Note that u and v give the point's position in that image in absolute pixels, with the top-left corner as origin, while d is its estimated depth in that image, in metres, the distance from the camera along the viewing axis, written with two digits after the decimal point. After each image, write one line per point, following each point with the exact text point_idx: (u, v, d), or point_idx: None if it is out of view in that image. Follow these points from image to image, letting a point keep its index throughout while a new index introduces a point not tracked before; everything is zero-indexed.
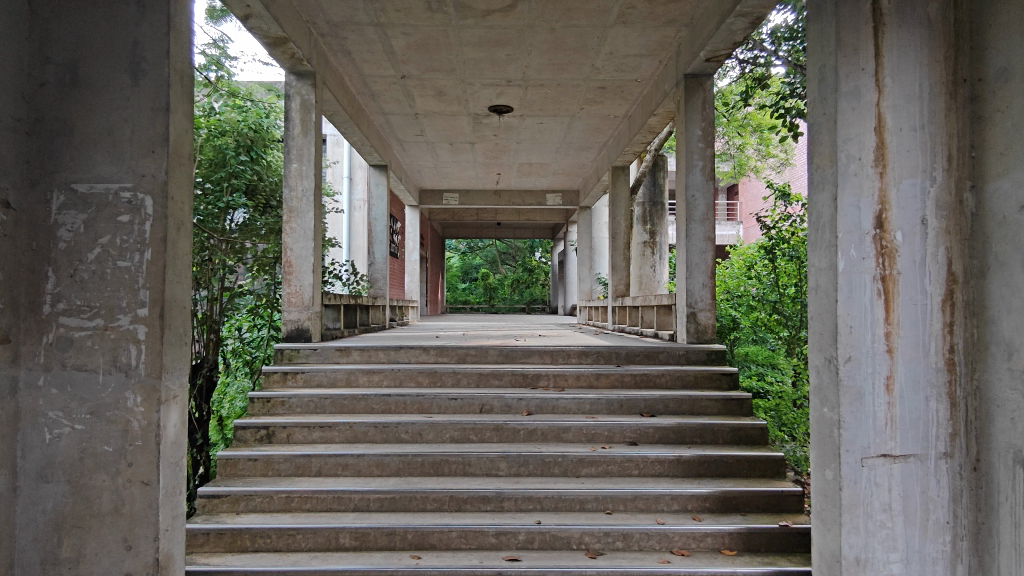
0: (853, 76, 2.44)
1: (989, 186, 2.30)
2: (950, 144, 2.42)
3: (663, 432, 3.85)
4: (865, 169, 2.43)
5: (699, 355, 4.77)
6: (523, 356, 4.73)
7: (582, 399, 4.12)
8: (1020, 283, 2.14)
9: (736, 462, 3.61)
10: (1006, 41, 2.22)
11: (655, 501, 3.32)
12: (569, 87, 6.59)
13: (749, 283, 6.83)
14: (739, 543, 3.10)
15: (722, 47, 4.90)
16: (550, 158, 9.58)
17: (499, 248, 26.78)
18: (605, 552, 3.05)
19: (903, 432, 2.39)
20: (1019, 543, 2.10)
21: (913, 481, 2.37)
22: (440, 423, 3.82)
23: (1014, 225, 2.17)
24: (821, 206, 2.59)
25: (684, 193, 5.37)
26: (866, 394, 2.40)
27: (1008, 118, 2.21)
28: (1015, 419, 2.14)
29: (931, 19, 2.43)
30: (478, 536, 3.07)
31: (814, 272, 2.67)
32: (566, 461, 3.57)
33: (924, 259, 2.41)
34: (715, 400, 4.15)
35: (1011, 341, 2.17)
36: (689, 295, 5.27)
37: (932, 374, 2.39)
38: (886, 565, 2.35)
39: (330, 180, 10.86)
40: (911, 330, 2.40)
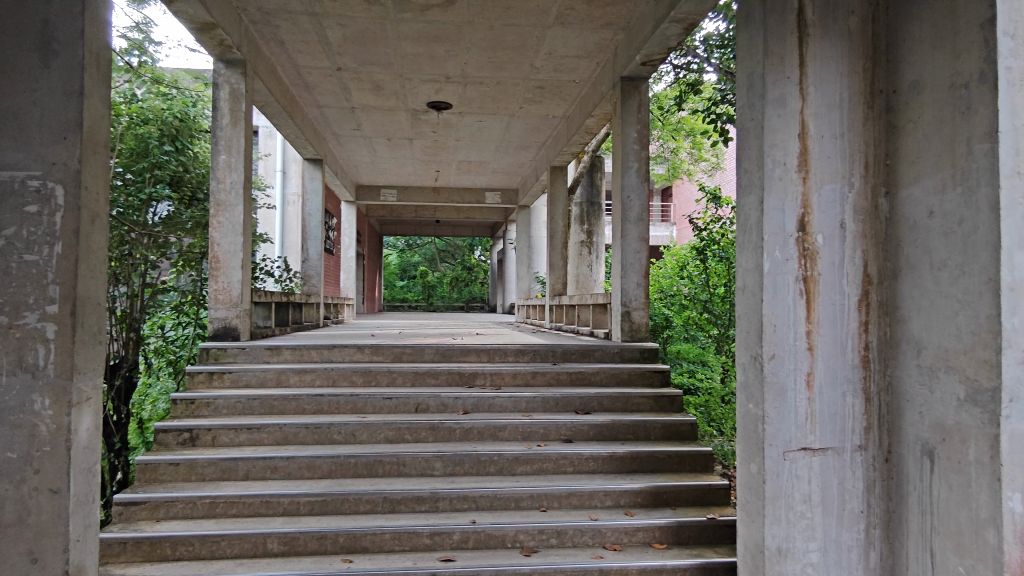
0: (780, 84, 2.56)
1: (902, 192, 2.43)
2: (867, 152, 2.54)
3: (598, 429, 3.90)
4: (789, 173, 2.54)
5: (634, 353, 4.86)
6: (460, 355, 4.69)
7: (518, 397, 4.12)
8: (928, 285, 2.27)
9: (667, 458, 3.69)
10: (918, 56, 2.35)
11: (589, 498, 3.36)
12: (508, 85, 6.59)
13: (681, 283, 6.98)
14: (669, 536, 3.17)
15: (657, 52, 5.00)
16: (490, 156, 9.57)
17: (439, 246, 26.62)
18: (539, 549, 3.06)
19: (822, 426, 2.49)
20: (925, 529, 2.23)
21: (831, 473, 2.48)
22: (374, 423, 3.75)
23: (924, 230, 2.30)
24: (750, 209, 2.69)
25: (619, 194, 5.46)
26: (788, 390, 2.50)
27: (919, 129, 2.34)
28: (923, 413, 2.27)
29: (851, 32, 2.53)
30: (413, 537, 3.02)
31: (742, 273, 2.77)
32: (501, 459, 3.56)
33: (842, 260, 2.52)
34: (648, 397, 4.23)
35: (920, 339, 2.30)
36: (624, 294, 5.36)
37: (849, 371, 2.51)
38: (806, 554, 2.45)
39: (261, 173, 10.53)
40: (831, 329, 2.51)
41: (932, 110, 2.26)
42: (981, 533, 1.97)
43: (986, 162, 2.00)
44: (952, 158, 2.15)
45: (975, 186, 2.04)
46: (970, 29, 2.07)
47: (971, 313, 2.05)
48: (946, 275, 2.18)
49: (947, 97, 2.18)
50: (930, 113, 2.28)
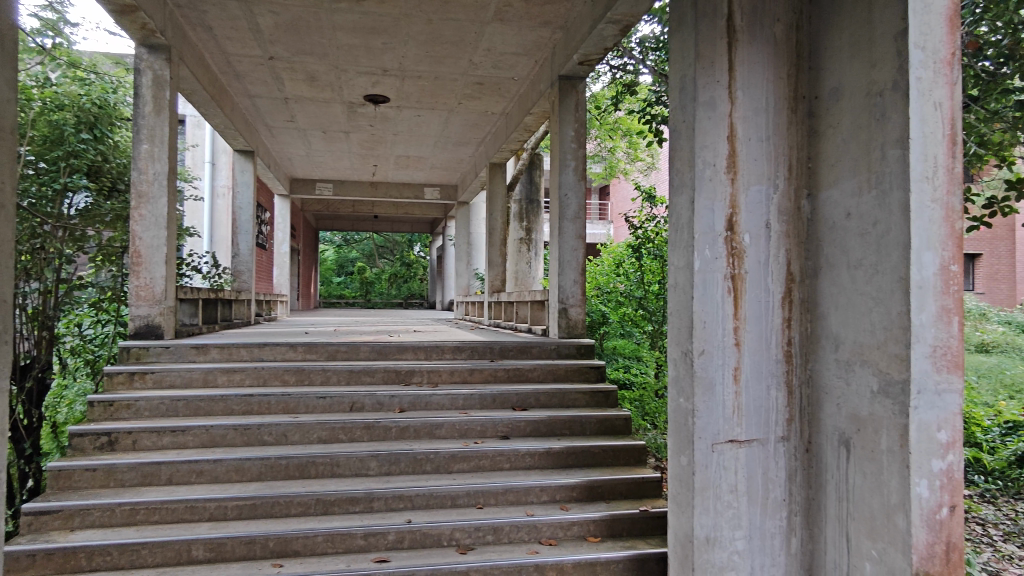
0: (710, 87, 2.62)
1: (823, 194, 2.54)
2: (791, 155, 2.65)
3: (534, 425, 3.92)
4: (718, 174, 2.61)
5: (570, 349, 4.91)
6: (397, 352, 4.62)
7: (455, 394, 4.08)
8: (845, 283, 2.39)
9: (601, 452, 3.76)
10: (837, 64, 2.46)
11: (525, 494, 3.37)
12: (447, 80, 6.54)
13: (618, 280, 7.06)
14: (603, 529, 3.23)
15: (594, 52, 5.06)
16: (428, 152, 9.48)
17: (377, 242, 26.22)
18: (475, 547, 3.05)
19: (748, 419, 2.57)
20: (842, 515, 2.35)
21: (756, 464, 2.56)
22: (307, 423, 3.65)
23: (842, 230, 2.42)
24: (682, 208, 2.76)
25: (557, 192, 5.50)
26: (716, 385, 2.57)
27: (839, 134, 2.45)
28: (841, 405, 2.39)
29: (776, 39, 2.62)
30: (346, 539, 2.96)
31: (673, 271, 2.83)
32: (438, 457, 3.54)
33: (767, 259, 2.61)
34: (584, 392, 4.29)
35: (838, 334, 2.42)
36: (561, 291, 5.41)
37: (773, 365, 2.60)
38: (732, 542, 2.53)
39: (189, 164, 10.09)
40: (756, 324, 2.59)
41: (851, 116, 2.37)
42: (892, 517, 2.08)
43: (898, 168, 2.11)
44: (868, 163, 2.27)
45: (889, 189, 2.15)
46: (886, 40, 2.17)
47: (884, 309, 2.16)
48: (861, 274, 2.30)
49: (864, 104, 2.30)
50: (849, 119, 2.39)
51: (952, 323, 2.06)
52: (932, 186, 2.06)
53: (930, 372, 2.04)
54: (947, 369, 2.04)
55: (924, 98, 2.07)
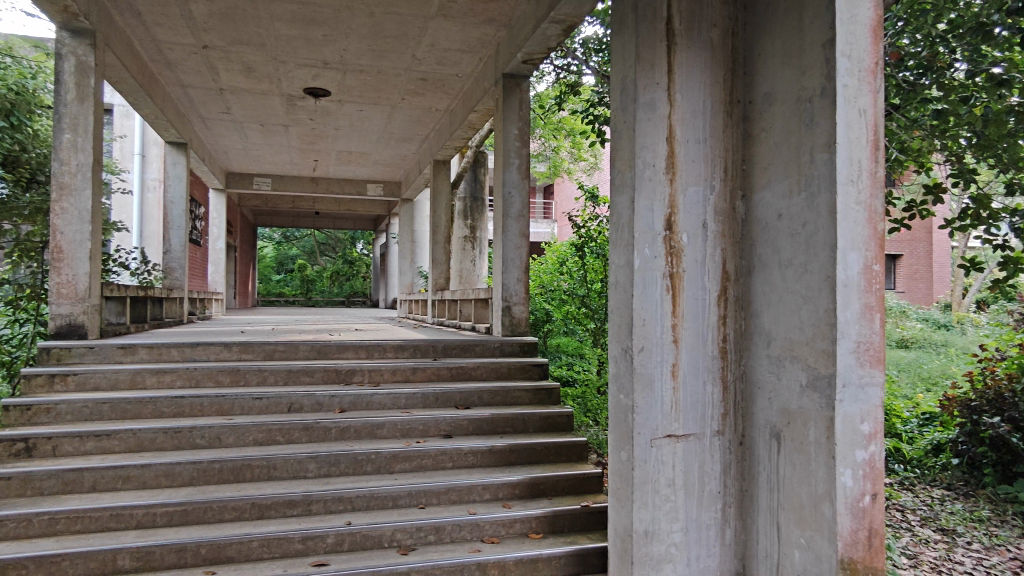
0: (649, 89, 2.65)
1: (756, 196, 2.63)
2: (727, 157, 2.73)
3: (477, 424, 3.91)
4: (658, 175, 2.65)
5: (513, 347, 4.92)
6: (337, 352, 4.52)
7: (397, 394, 4.03)
8: (777, 282, 2.48)
9: (544, 449, 3.78)
10: (770, 71, 2.55)
11: (468, 492, 3.36)
12: (390, 75, 6.44)
13: (561, 278, 7.11)
14: (545, 525, 3.25)
15: (537, 51, 5.08)
16: (371, 147, 9.33)
17: (318, 239, 25.65)
18: (417, 548, 3.02)
19: (685, 414, 2.63)
20: (773, 505, 2.45)
21: (693, 458, 2.63)
22: (242, 425, 3.53)
23: (773, 231, 2.51)
24: (622, 208, 2.78)
25: (501, 190, 5.50)
26: (655, 381, 2.61)
27: (771, 138, 2.54)
28: (772, 399, 2.47)
29: (713, 44, 2.69)
30: (282, 543, 2.88)
31: (614, 269, 2.87)
32: (379, 457, 3.48)
33: (703, 258, 2.68)
34: (527, 390, 4.31)
35: (770, 331, 2.51)
36: (505, 289, 5.42)
37: (709, 361, 2.67)
38: (670, 535, 2.58)
39: (116, 155, 9.63)
40: (694, 322, 2.66)
41: (782, 120, 2.46)
42: (819, 506, 2.17)
43: (825, 171, 2.20)
44: (798, 166, 2.36)
45: (817, 191, 2.25)
46: (815, 48, 2.26)
47: (812, 307, 2.25)
48: (792, 273, 2.38)
49: (795, 109, 2.39)
50: (780, 123, 2.48)
51: (874, 320, 2.17)
52: (857, 189, 2.16)
53: (854, 366, 2.14)
54: (869, 364, 2.15)
55: (849, 105, 2.17)
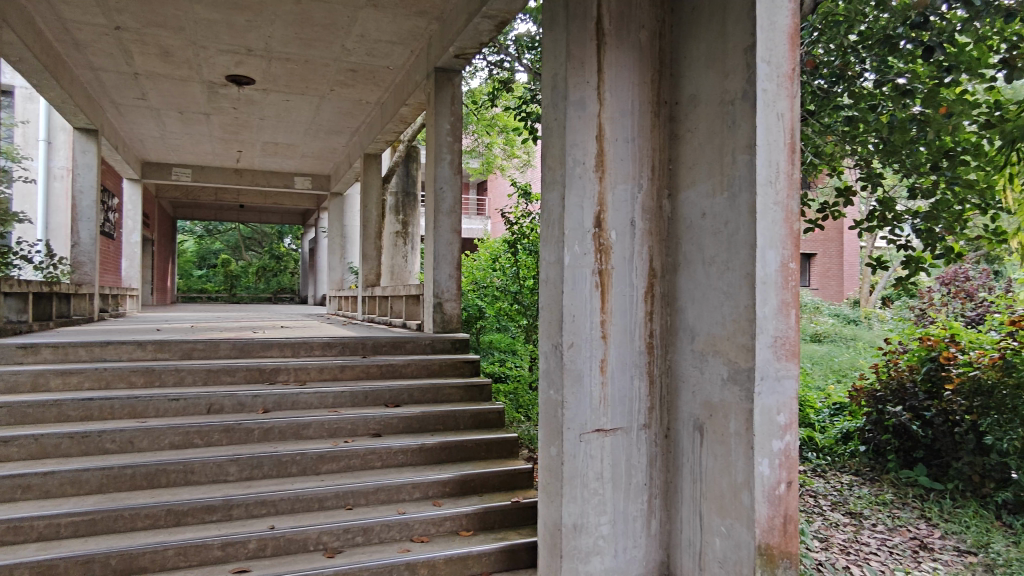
0: (580, 86, 2.65)
1: (682, 194, 2.71)
2: (654, 157, 2.79)
3: (407, 422, 3.86)
4: (588, 172, 2.65)
5: (445, 344, 4.88)
6: (260, 350, 4.36)
7: (325, 393, 3.92)
8: (700, 279, 2.56)
9: (475, 446, 3.77)
10: (695, 73, 2.62)
11: (397, 492, 3.31)
12: (318, 65, 6.25)
13: (494, 275, 7.09)
14: (476, 522, 3.25)
15: (470, 46, 5.05)
16: (298, 139, 9.04)
17: (244, 233, 24.72)
18: (344, 550, 2.95)
19: (613, 408, 2.66)
20: (696, 495, 2.53)
21: (620, 452, 2.66)
22: (157, 428, 3.35)
23: (698, 230, 2.58)
24: (552, 205, 2.73)
25: (432, 185, 5.43)
26: (584, 376, 2.61)
27: (696, 138, 2.62)
28: (696, 393, 2.55)
29: (641, 45, 2.74)
30: (200, 551, 2.75)
31: (544, 266, 2.82)
32: (305, 458, 3.38)
33: (631, 256, 2.73)
34: (458, 387, 4.29)
35: (694, 326, 2.59)
36: (436, 285, 5.36)
37: (637, 356, 2.72)
38: (597, 528, 2.61)
39: (19, 141, 8.96)
40: (622, 317, 2.70)
41: (706, 121, 2.54)
42: (739, 494, 2.26)
43: (746, 172, 2.28)
44: (721, 167, 2.44)
45: (738, 192, 2.33)
46: (737, 52, 2.35)
47: (733, 303, 2.34)
48: (714, 270, 2.46)
49: (718, 112, 2.47)
50: (704, 125, 2.56)
51: (790, 315, 2.28)
52: (775, 190, 2.26)
53: (772, 360, 2.23)
54: (785, 357, 2.25)
55: (768, 109, 2.26)
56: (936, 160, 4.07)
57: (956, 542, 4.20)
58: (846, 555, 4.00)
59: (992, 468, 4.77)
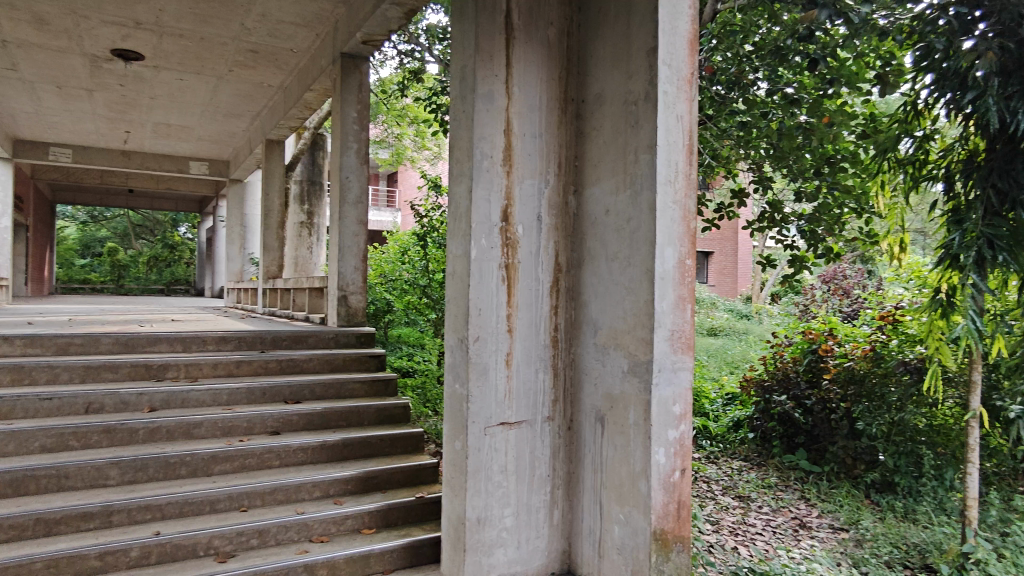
0: (489, 80, 2.62)
1: (587, 191, 2.76)
2: (561, 153, 2.83)
3: (308, 419, 3.73)
4: (495, 166, 2.63)
5: (349, 338, 4.77)
6: (147, 345, 4.07)
7: (218, 389, 3.71)
8: (604, 274, 2.62)
9: (379, 441, 3.71)
10: (601, 73, 2.68)
11: (296, 491, 3.19)
12: (214, 43, 5.90)
13: (403, 268, 6.95)
14: (378, 520, 3.19)
15: (377, 33, 4.92)
16: (194, 121, 8.52)
17: (133, 220, 23.07)
18: (237, 554, 2.81)
19: (517, 402, 2.68)
20: (596, 484, 2.60)
21: (524, 444, 2.69)
22: (26, 431, 3.06)
23: (602, 226, 2.64)
24: (458, 198, 2.68)
25: (337, 174, 5.26)
26: (490, 370, 2.60)
27: (601, 136, 2.67)
28: (597, 384, 2.62)
29: (549, 42, 2.77)
30: (75, 562, 2.54)
31: (450, 258, 2.77)
32: (195, 459, 3.19)
33: (538, 251, 2.75)
34: (362, 382, 4.20)
35: (597, 320, 2.65)
36: (341, 278, 5.20)
37: (542, 349, 2.75)
38: (501, 520, 2.62)
39: None
40: (527, 311, 2.72)
41: (611, 121, 2.60)
42: (637, 483, 2.34)
43: (647, 171, 2.36)
44: (624, 165, 2.51)
45: (640, 190, 2.40)
46: (640, 54, 2.42)
47: (634, 297, 2.41)
48: (617, 266, 2.53)
49: (622, 111, 2.53)
50: (609, 124, 2.62)
51: (686, 310, 2.38)
52: (673, 189, 2.34)
53: (669, 352, 2.33)
54: (681, 350, 2.35)
55: (669, 111, 2.34)
56: (819, 166, 4.39)
57: (831, 520, 4.54)
58: (735, 536, 4.24)
59: (863, 451, 5.18)
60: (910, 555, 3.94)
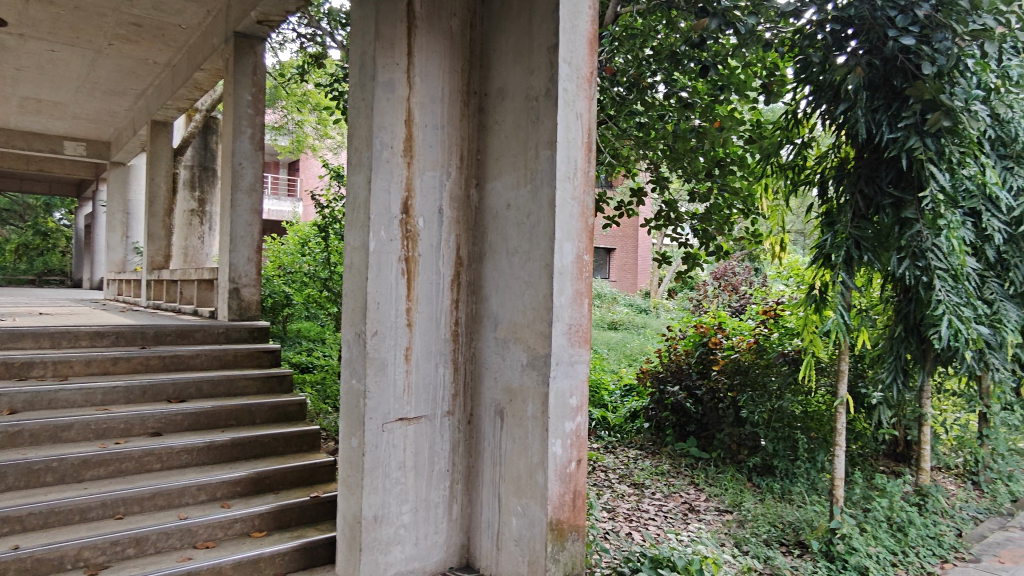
0: (389, 68, 2.53)
1: (488, 184, 2.76)
2: (462, 146, 2.81)
3: (193, 418, 3.51)
4: (395, 157, 2.56)
5: (241, 333, 4.54)
6: (9, 341, 3.70)
7: (91, 389, 3.43)
8: (504, 269, 2.63)
9: (272, 441, 3.56)
10: (503, 68, 2.69)
11: (179, 495, 3.01)
12: (91, 13, 5.43)
13: (302, 260, 6.76)
14: (270, 522, 3.06)
15: (274, 13, 4.70)
16: (67, 97, 7.81)
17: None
18: (110, 565, 2.61)
19: (416, 397, 2.64)
20: (495, 477, 2.62)
21: (423, 439, 2.65)
22: None
23: (503, 221, 2.65)
24: (356, 188, 2.57)
25: (229, 160, 4.98)
26: (388, 365, 2.54)
27: (502, 131, 2.68)
28: (497, 378, 2.63)
29: (452, 33, 2.74)
30: None
31: (348, 250, 2.65)
32: (63, 464, 2.92)
33: (438, 244, 2.72)
34: (254, 378, 4.01)
35: (497, 314, 2.66)
36: (232, 269, 4.94)
37: (441, 343, 2.73)
38: (398, 517, 2.57)
39: None
40: (428, 305, 2.68)
41: (512, 116, 2.61)
42: (534, 474, 2.38)
43: (547, 167, 2.39)
44: (525, 160, 2.53)
45: (540, 185, 2.43)
46: (541, 51, 2.44)
47: (533, 292, 2.44)
48: (517, 261, 2.55)
49: (524, 106, 2.54)
50: (510, 118, 2.63)
51: (583, 304, 2.45)
52: (573, 185, 2.40)
53: (566, 346, 2.39)
54: (577, 343, 2.43)
55: (568, 108, 2.39)
56: (710, 168, 4.68)
57: (717, 503, 4.82)
58: (629, 522, 4.40)
59: (746, 438, 5.51)
60: (786, 533, 4.24)
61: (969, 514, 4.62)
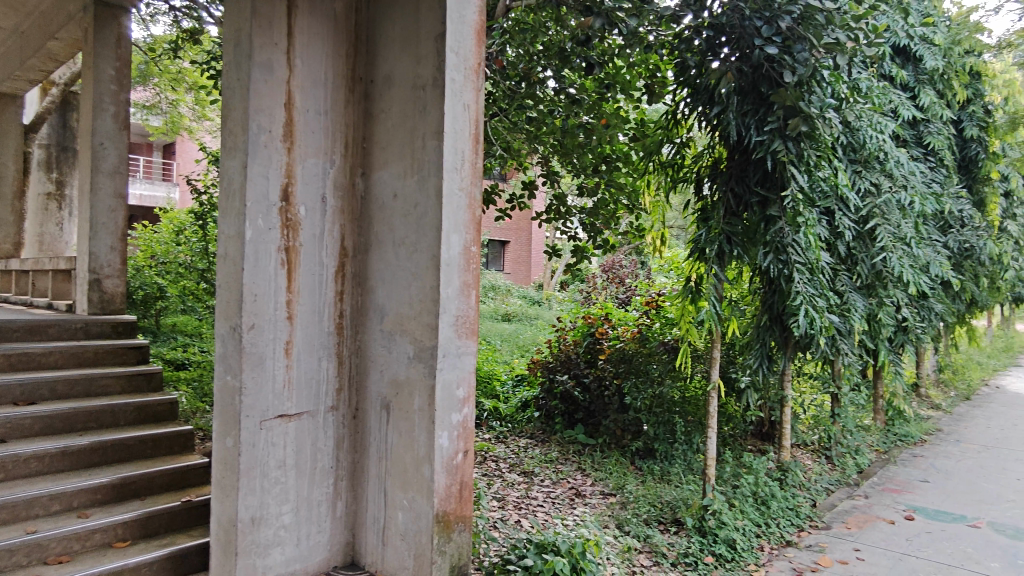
0: (267, 47, 2.39)
1: (374, 174, 2.69)
2: (347, 133, 2.73)
3: (46, 422, 3.19)
4: (274, 142, 2.43)
5: (103, 328, 4.18)
6: None
7: None
8: (391, 260, 2.58)
9: (138, 443, 3.31)
10: (389, 54, 2.63)
11: (26, 507, 2.72)
12: None
13: (178, 249, 6.43)
14: (134, 530, 2.84)
15: None
16: None
17: None
18: None
19: (297, 393, 2.54)
20: (381, 472, 2.58)
21: (305, 436, 2.56)
22: None
23: (389, 212, 2.60)
24: (231, 173, 2.41)
25: (88, 139, 4.54)
26: (266, 360, 2.42)
27: (388, 119, 2.62)
28: (383, 371, 2.58)
29: (336, 16, 2.64)
30: None
31: (221, 239, 2.47)
32: None
33: (321, 234, 2.63)
34: (118, 377, 3.70)
35: (383, 306, 2.61)
36: (93, 259, 4.52)
37: (325, 337, 2.64)
38: (278, 518, 2.46)
39: None
40: (309, 297, 2.58)
41: (399, 105, 2.57)
42: (420, 467, 2.37)
43: (434, 157, 2.37)
44: (411, 151, 2.49)
45: (427, 176, 2.40)
46: (428, 40, 2.41)
47: (419, 284, 2.41)
48: (404, 252, 2.51)
49: (411, 95, 2.50)
50: (397, 107, 2.58)
51: (470, 295, 2.46)
52: (459, 176, 2.40)
53: (453, 337, 2.39)
54: (464, 335, 2.43)
55: (455, 98, 2.38)
56: (597, 164, 4.94)
57: (602, 487, 5.01)
58: (518, 510, 4.48)
59: (629, 423, 5.77)
60: (664, 512, 4.47)
61: (822, 486, 5.08)
